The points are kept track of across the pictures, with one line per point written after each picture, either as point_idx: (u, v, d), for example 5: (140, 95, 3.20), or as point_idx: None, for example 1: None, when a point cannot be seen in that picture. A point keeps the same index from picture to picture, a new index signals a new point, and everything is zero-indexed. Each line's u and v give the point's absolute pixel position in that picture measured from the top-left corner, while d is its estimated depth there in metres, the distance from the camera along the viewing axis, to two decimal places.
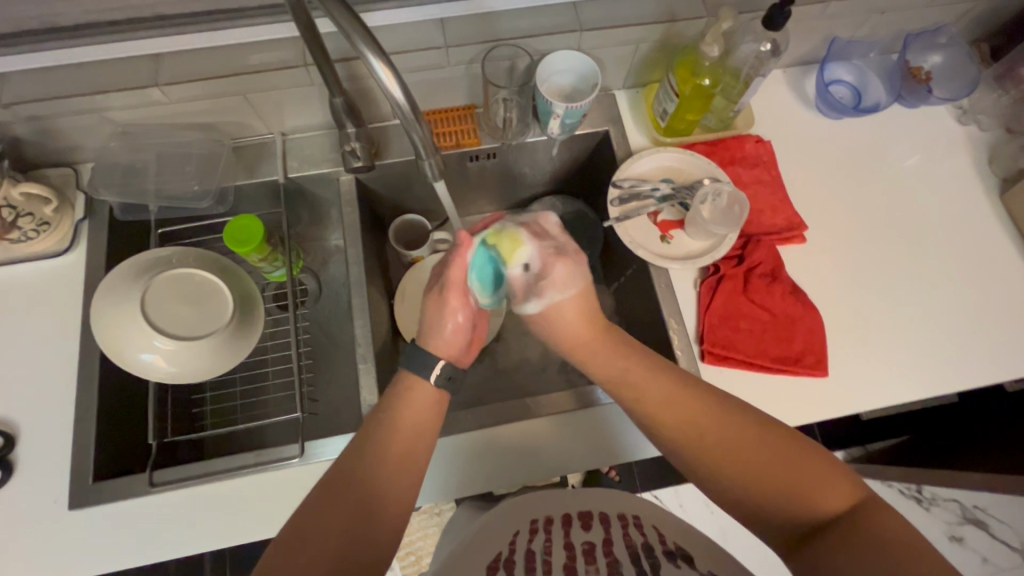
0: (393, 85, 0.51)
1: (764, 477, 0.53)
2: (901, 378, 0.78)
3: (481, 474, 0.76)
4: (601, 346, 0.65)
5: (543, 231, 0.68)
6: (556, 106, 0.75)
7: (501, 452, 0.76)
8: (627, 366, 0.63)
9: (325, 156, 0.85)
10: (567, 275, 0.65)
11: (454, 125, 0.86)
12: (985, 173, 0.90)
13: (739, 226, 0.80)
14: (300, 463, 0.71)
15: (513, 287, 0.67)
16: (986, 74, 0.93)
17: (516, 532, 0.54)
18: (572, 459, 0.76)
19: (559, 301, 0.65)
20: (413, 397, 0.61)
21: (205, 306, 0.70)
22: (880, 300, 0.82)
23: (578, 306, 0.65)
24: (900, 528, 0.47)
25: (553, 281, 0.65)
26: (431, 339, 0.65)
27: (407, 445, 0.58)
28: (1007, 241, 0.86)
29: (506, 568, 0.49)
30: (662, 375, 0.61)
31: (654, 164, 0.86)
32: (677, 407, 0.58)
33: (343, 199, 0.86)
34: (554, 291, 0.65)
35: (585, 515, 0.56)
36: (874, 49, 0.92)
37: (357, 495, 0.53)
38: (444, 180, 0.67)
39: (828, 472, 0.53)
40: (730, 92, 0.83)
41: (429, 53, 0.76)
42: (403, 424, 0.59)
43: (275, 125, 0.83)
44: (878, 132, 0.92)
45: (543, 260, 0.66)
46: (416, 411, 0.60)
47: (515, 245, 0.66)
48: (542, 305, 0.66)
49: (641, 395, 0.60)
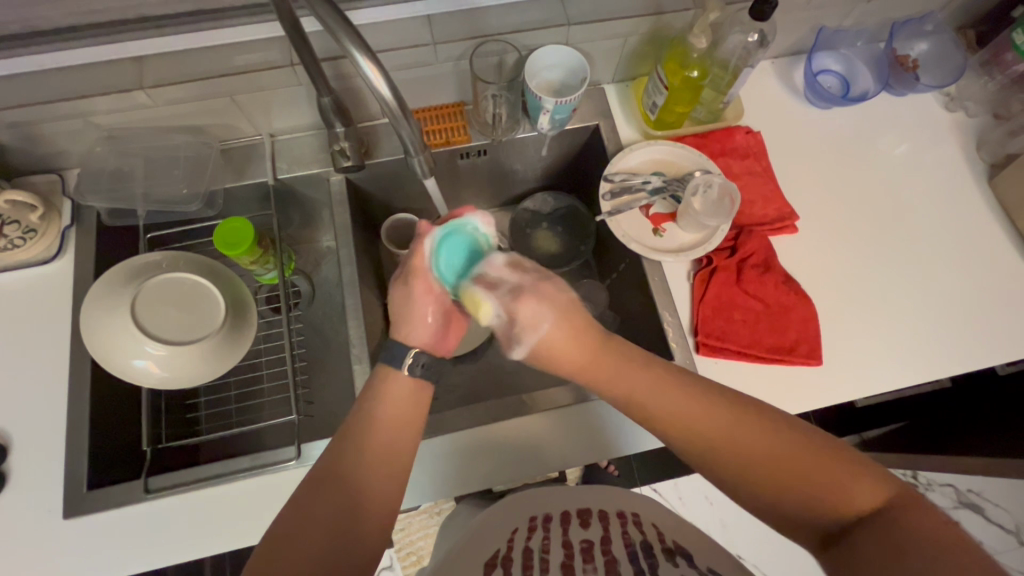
0: (380, 82, 0.50)
1: (796, 481, 0.53)
2: (895, 364, 0.78)
3: (477, 471, 0.76)
4: (608, 360, 0.61)
5: (492, 279, 0.62)
6: (545, 100, 0.75)
7: (497, 449, 0.76)
8: (636, 385, 0.59)
9: (314, 156, 0.84)
10: (535, 314, 0.59)
11: (443, 123, 0.86)
12: (972, 159, 0.90)
13: (730, 217, 0.80)
14: (297, 465, 0.70)
15: (496, 335, 0.62)
16: (972, 60, 0.94)
17: (514, 529, 0.54)
18: (568, 455, 0.77)
19: (539, 341, 0.60)
20: (392, 391, 0.60)
21: (197, 311, 0.69)
22: (872, 286, 0.82)
23: (561, 338, 0.60)
24: (934, 520, 0.48)
25: (525, 325, 0.59)
26: (402, 328, 0.64)
27: (387, 437, 0.57)
28: (996, 226, 0.86)
29: (504, 565, 0.49)
30: (674, 388, 0.58)
31: (646, 158, 0.86)
32: (697, 419, 0.57)
33: (334, 199, 0.85)
34: (531, 332, 0.59)
35: (583, 512, 0.56)
36: (861, 38, 0.93)
37: (337, 493, 0.53)
38: (434, 177, 0.67)
39: (857, 469, 0.53)
40: (719, 84, 0.84)
41: (417, 50, 0.75)
42: (383, 424, 0.58)
43: (264, 127, 0.83)
44: (866, 121, 0.92)
45: (507, 307, 0.60)
46: (393, 404, 0.59)
47: (478, 307, 0.60)
48: (526, 349, 0.60)
49: (661, 410, 0.58)
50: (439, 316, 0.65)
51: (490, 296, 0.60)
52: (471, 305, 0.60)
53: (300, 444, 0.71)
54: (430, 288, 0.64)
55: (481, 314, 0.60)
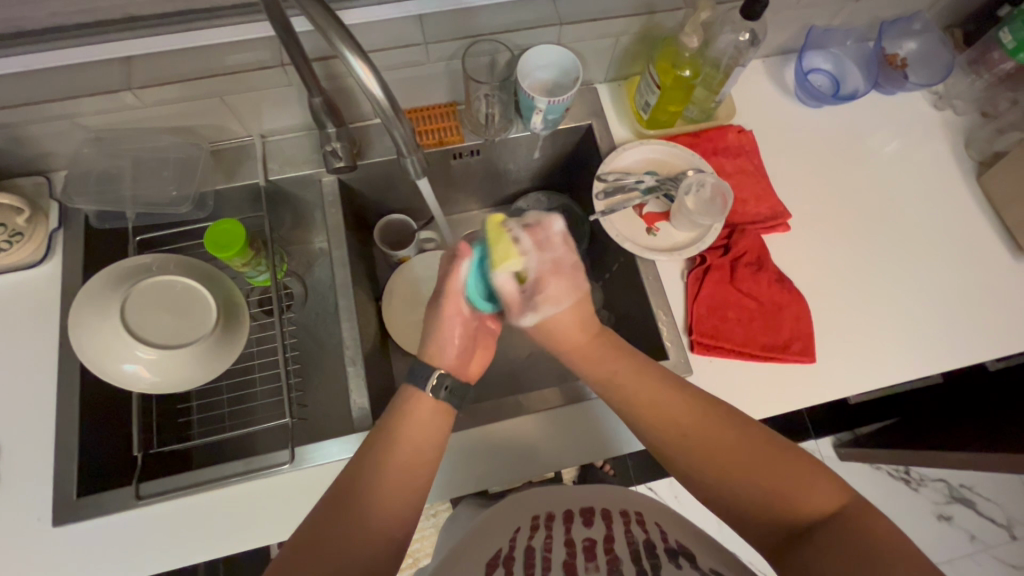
0: (372, 83, 0.50)
1: (749, 478, 0.54)
2: (888, 360, 0.79)
3: (472, 472, 0.75)
4: (597, 346, 0.65)
5: (539, 237, 0.63)
6: (538, 100, 0.75)
7: (492, 449, 0.76)
8: (618, 367, 0.64)
9: (306, 157, 0.84)
10: (560, 290, 0.64)
11: (434, 122, 0.85)
12: (962, 158, 0.91)
13: (723, 216, 0.80)
14: (290, 469, 0.70)
15: (507, 300, 0.63)
16: (960, 59, 0.94)
17: (516, 528, 0.54)
18: (564, 455, 0.76)
19: (554, 315, 0.65)
20: (420, 407, 0.61)
21: (187, 314, 0.69)
22: (864, 283, 0.83)
23: (573, 317, 0.66)
24: (880, 527, 0.48)
25: (551, 299, 0.64)
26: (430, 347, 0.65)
27: (411, 454, 0.58)
28: (986, 225, 0.87)
29: (505, 565, 0.48)
30: (647, 378, 0.62)
31: (639, 157, 0.86)
32: (663, 408, 0.60)
33: (326, 201, 0.85)
34: (551, 305, 0.65)
35: (585, 512, 0.56)
36: (850, 37, 0.94)
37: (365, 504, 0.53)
38: (427, 177, 0.66)
39: (818, 475, 0.53)
40: (711, 83, 0.84)
41: (409, 50, 0.75)
42: (410, 440, 0.58)
43: (254, 127, 0.82)
44: (856, 119, 0.93)
45: (541, 273, 0.63)
46: (420, 426, 0.60)
47: (505, 261, 0.60)
48: (538, 318, 0.65)
49: (629, 392, 0.62)
50: (465, 340, 0.66)
51: (526, 257, 0.61)
52: (501, 249, 0.60)
53: (294, 448, 0.70)
54: (459, 311, 0.64)
55: (506, 270, 0.60)
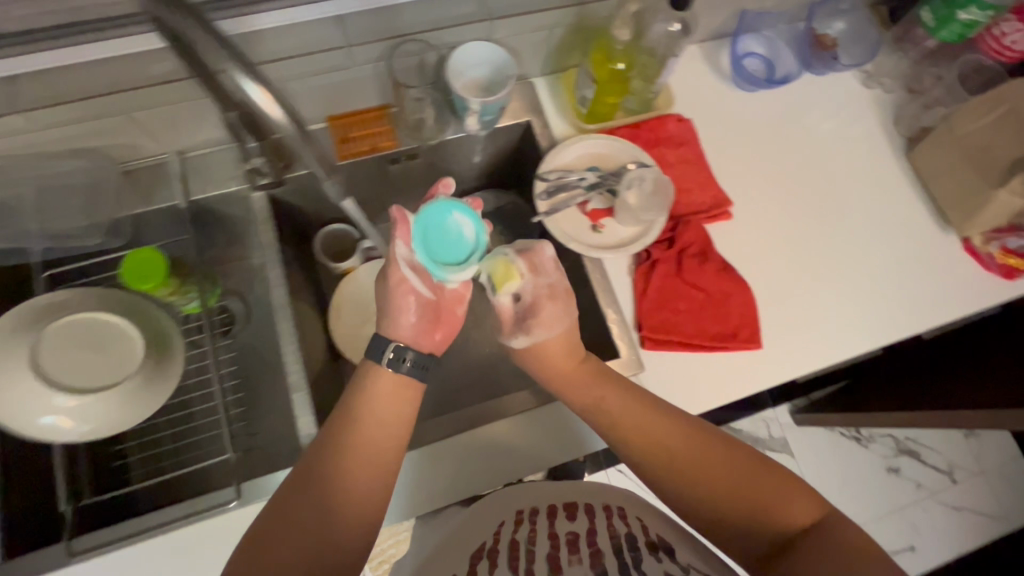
0: (272, 107, 0.45)
1: (736, 497, 0.56)
2: (826, 341, 0.81)
3: (437, 487, 0.74)
4: (582, 369, 0.66)
5: (539, 262, 0.66)
6: (471, 101, 0.73)
7: (458, 461, 0.75)
8: (604, 393, 0.64)
9: (228, 172, 0.78)
10: (554, 316, 0.66)
11: (363, 130, 0.81)
12: (893, 134, 0.93)
13: (665, 209, 0.80)
14: (238, 506, 0.67)
15: (500, 317, 0.67)
16: (887, 36, 0.96)
17: (501, 522, 0.54)
18: (530, 459, 0.76)
19: (543, 340, 0.66)
20: (377, 388, 0.59)
21: (111, 354, 0.64)
22: (805, 263, 0.85)
23: (560, 345, 0.66)
24: (857, 538, 0.52)
25: (540, 322, 0.66)
26: (386, 322, 0.63)
27: (375, 439, 0.57)
28: (915, 200, 0.90)
29: (490, 556, 0.48)
30: (641, 402, 0.63)
31: (580, 153, 0.84)
32: (654, 433, 0.60)
33: (256, 217, 0.80)
34: (540, 329, 0.66)
35: (570, 507, 0.56)
36: (782, 19, 0.94)
37: (313, 503, 0.52)
38: (352, 200, 0.61)
39: (797, 489, 0.56)
40: (647, 74, 0.82)
41: (328, 54, 0.71)
42: (371, 422, 0.57)
43: (169, 144, 0.76)
44: (792, 101, 0.94)
45: (534, 296, 0.66)
46: (383, 404, 0.58)
47: (506, 280, 0.65)
48: (528, 342, 0.66)
49: (616, 417, 0.63)
50: (421, 308, 0.64)
51: (523, 281, 0.65)
52: (501, 274, 0.65)
53: (240, 484, 0.67)
54: (408, 278, 0.63)
55: (503, 288, 0.65)
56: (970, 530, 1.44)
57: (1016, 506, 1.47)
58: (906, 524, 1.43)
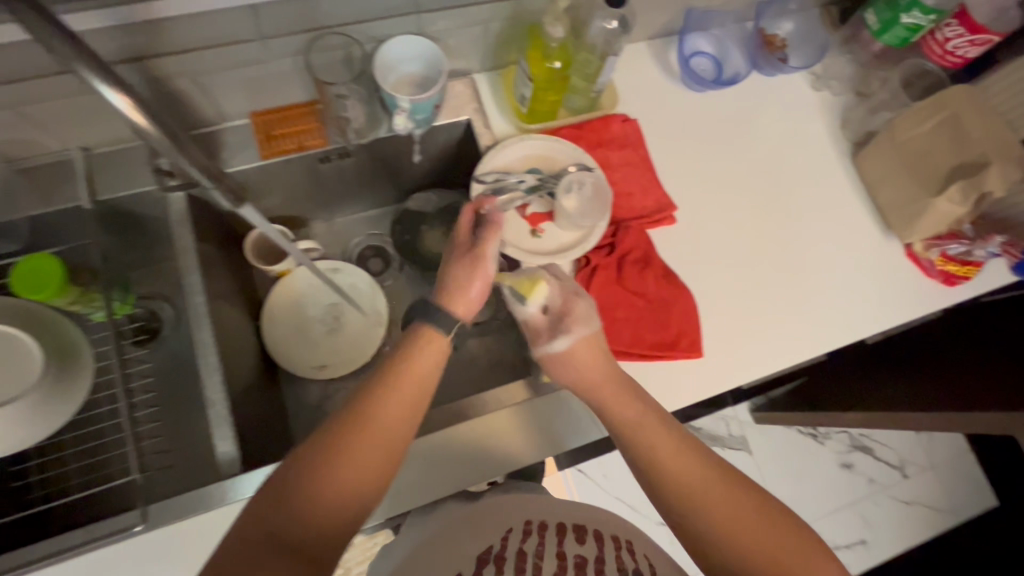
0: (140, 118, 0.40)
1: (762, 551, 0.53)
2: (769, 349, 0.80)
3: (411, 488, 0.70)
4: (618, 387, 0.63)
5: (557, 273, 0.70)
6: (399, 99, 0.69)
7: (422, 463, 0.70)
8: (644, 420, 0.60)
9: (139, 172, 0.73)
10: (586, 312, 0.66)
11: (292, 127, 0.78)
12: (839, 138, 0.92)
13: (606, 214, 0.78)
14: (145, 529, 0.63)
15: (534, 327, 0.67)
16: (835, 38, 0.95)
17: (509, 530, 0.54)
18: (507, 459, 0.72)
19: (583, 340, 0.64)
20: (421, 348, 0.58)
21: (9, 369, 0.59)
22: (749, 269, 0.83)
23: (592, 352, 0.64)
24: None
25: (579, 318, 0.65)
26: (456, 283, 0.63)
27: (397, 409, 0.53)
28: (860, 204, 0.89)
29: (495, 565, 0.49)
30: (679, 439, 0.60)
31: (521, 154, 0.81)
32: (687, 471, 0.57)
33: (172, 219, 0.75)
34: (579, 326, 0.65)
35: (579, 529, 0.55)
36: (730, 18, 0.92)
37: (315, 477, 0.48)
38: (250, 205, 0.56)
39: (823, 558, 0.54)
40: (586, 71, 0.79)
41: (241, 47, 0.66)
42: (397, 390, 0.54)
43: (71, 139, 0.70)
44: (741, 101, 0.92)
45: (563, 301, 0.67)
46: (415, 369, 0.56)
47: (533, 286, 0.67)
48: (569, 342, 0.64)
49: (652, 444, 0.59)
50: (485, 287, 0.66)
51: (549, 283, 0.67)
52: (527, 283, 0.67)
53: (147, 506, 0.64)
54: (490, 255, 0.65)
55: (534, 298, 0.66)
56: (919, 523, 1.48)
57: (964, 499, 1.51)
58: (859, 519, 1.46)
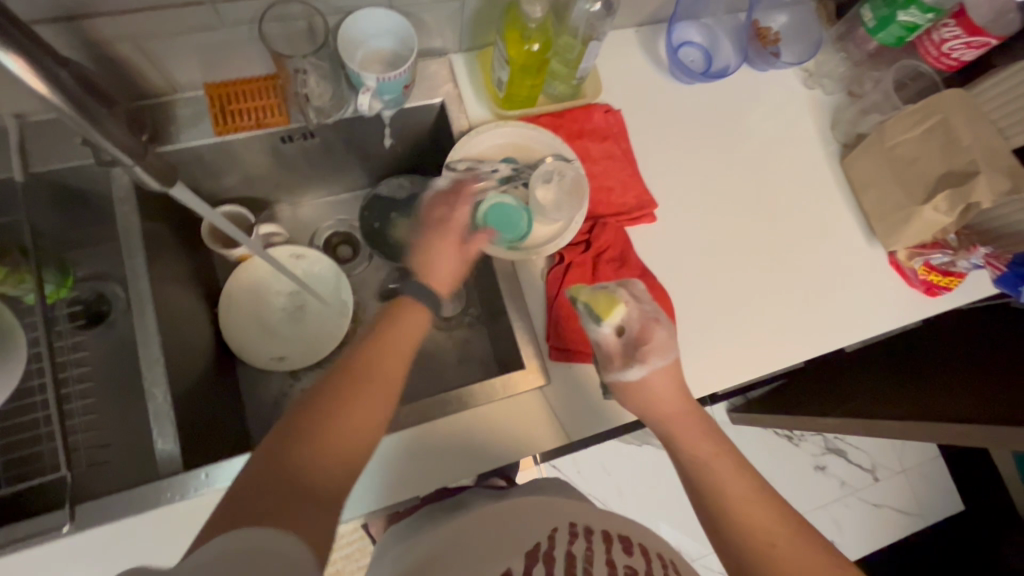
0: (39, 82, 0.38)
1: None
2: (745, 355, 0.78)
3: (415, 479, 0.68)
4: (690, 417, 0.64)
5: (638, 295, 0.66)
6: (366, 76, 0.65)
7: (418, 454, 0.69)
8: (714, 458, 0.62)
9: (80, 144, 0.67)
10: (665, 341, 0.64)
11: (249, 102, 0.71)
12: (828, 139, 0.89)
13: (582, 208, 0.74)
14: (74, 531, 0.59)
15: (608, 349, 0.64)
16: (829, 33, 0.91)
17: (555, 532, 0.53)
18: (503, 453, 0.69)
19: (658, 369, 0.64)
20: (406, 308, 0.60)
21: None
22: (730, 271, 0.81)
23: (669, 379, 0.64)
24: None
25: (656, 349, 0.63)
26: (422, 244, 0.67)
27: (390, 361, 0.55)
28: (846, 208, 0.86)
29: (546, 564, 0.47)
30: (748, 480, 0.60)
31: (494, 142, 0.77)
32: (754, 510, 0.58)
33: (115, 197, 0.69)
34: (656, 356, 0.63)
35: (623, 539, 0.54)
36: (722, 8, 0.88)
37: (312, 428, 0.48)
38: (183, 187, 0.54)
39: None
40: (567, 55, 0.75)
41: (189, 12, 0.60)
42: (385, 345, 0.56)
43: (1, 105, 0.64)
44: (729, 96, 0.88)
45: (642, 327, 0.64)
46: (407, 326, 0.59)
47: (611, 306, 0.63)
48: (645, 371, 0.63)
49: (724, 478, 0.60)
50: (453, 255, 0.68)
51: (628, 306, 0.64)
52: (604, 301, 0.64)
53: (76, 507, 0.60)
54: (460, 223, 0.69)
55: (610, 319, 0.63)
56: (887, 526, 1.49)
57: (932, 504, 1.52)
58: (829, 521, 1.46)
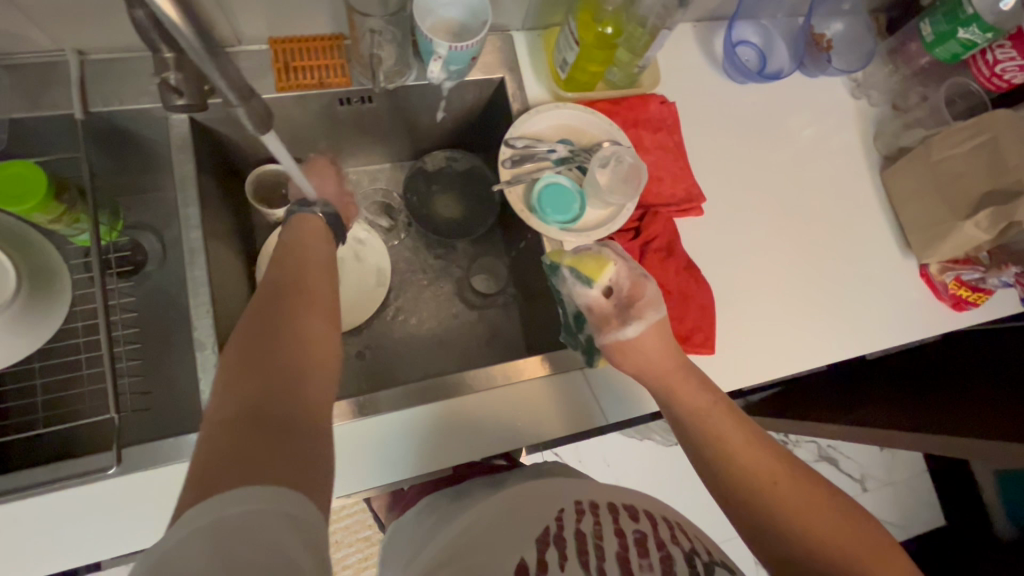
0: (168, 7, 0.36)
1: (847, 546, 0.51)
2: (776, 353, 0.79)
3: (440, 453, 0.68)
4: (690, 376, 0.63)
5: (620, 255, 0.68)
6: (438, 44, 0.64)
7: (442, 428, 0.69)
8: (719, 425, 0.60)
9: (142, 86, 0.66)
10: (654, 298, 0.65)
11: (315, 59, 0.71)
12: (870, 150, 0.91)
13: (636, 196, 0.75)
14: (117, 472, 0.59)
15: (601, 309, 0.66)
16: (881, 47, 0.93)
17: (560, 509, 0.52)
18: (528, 432, 0.70)
19: (651, 325, 0.65)
20: (303, 232, 0.60)
21: None
22: (767, 270, 0.82)
23: (661, 338, 0.65)
24: None
25: (645, 304, 0.65)
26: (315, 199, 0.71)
27: (317, 274, 0.55)
28: (881, 219, 0.88)
29: (557, 544, 0.47)
30: (751, 436, 0.59)
31: (552, 123, 0.78)
32: (759, 463, 0.57)
33: (172, 142, 0.68)
34: (647, 310, 0.65)
35: (629, 506, 0.54)
36: (781, 11, 0.89)
37: (269, 341, 0.45)
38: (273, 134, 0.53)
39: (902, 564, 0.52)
40: (634, 43, 0.74)
41: None
42: (311, 260, 0.56)
43: (66, 39, 0.63)
44: (778, 99, 0.89)
45: (629, 283, 0.66)
46: (305, 246, 0.58)
47: (599, 267, 0.66)
48: (643, 326, 0.64)
49: (726, 436, 0.59)
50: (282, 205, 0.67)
51: (615, 266, 0.66)
52: (591, 264, 0.66)
53: (122, 448, 0.59)
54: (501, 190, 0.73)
55: (599, 279, 0.65)
56: None
57: (916, 517, 1.57)
58: None
